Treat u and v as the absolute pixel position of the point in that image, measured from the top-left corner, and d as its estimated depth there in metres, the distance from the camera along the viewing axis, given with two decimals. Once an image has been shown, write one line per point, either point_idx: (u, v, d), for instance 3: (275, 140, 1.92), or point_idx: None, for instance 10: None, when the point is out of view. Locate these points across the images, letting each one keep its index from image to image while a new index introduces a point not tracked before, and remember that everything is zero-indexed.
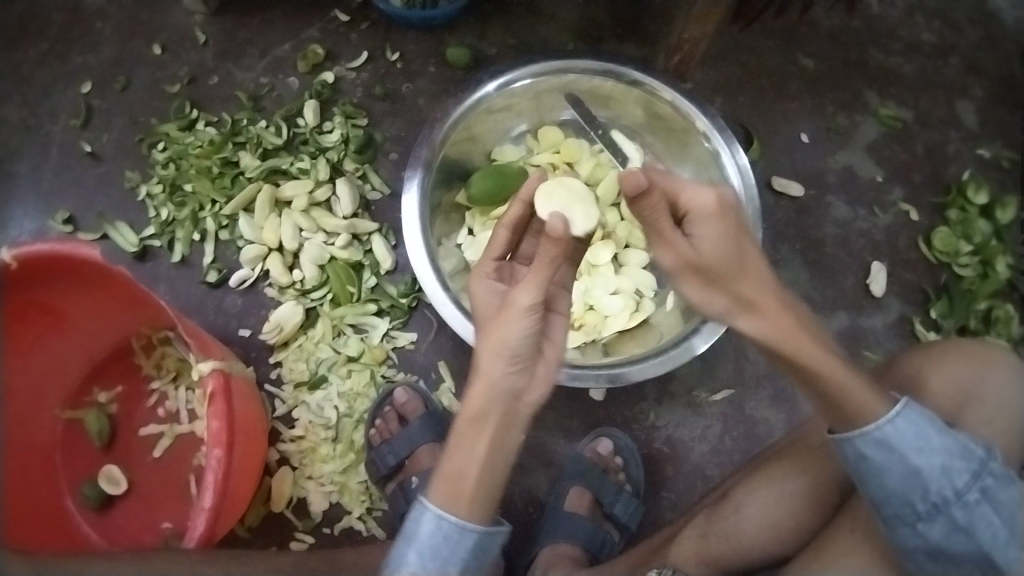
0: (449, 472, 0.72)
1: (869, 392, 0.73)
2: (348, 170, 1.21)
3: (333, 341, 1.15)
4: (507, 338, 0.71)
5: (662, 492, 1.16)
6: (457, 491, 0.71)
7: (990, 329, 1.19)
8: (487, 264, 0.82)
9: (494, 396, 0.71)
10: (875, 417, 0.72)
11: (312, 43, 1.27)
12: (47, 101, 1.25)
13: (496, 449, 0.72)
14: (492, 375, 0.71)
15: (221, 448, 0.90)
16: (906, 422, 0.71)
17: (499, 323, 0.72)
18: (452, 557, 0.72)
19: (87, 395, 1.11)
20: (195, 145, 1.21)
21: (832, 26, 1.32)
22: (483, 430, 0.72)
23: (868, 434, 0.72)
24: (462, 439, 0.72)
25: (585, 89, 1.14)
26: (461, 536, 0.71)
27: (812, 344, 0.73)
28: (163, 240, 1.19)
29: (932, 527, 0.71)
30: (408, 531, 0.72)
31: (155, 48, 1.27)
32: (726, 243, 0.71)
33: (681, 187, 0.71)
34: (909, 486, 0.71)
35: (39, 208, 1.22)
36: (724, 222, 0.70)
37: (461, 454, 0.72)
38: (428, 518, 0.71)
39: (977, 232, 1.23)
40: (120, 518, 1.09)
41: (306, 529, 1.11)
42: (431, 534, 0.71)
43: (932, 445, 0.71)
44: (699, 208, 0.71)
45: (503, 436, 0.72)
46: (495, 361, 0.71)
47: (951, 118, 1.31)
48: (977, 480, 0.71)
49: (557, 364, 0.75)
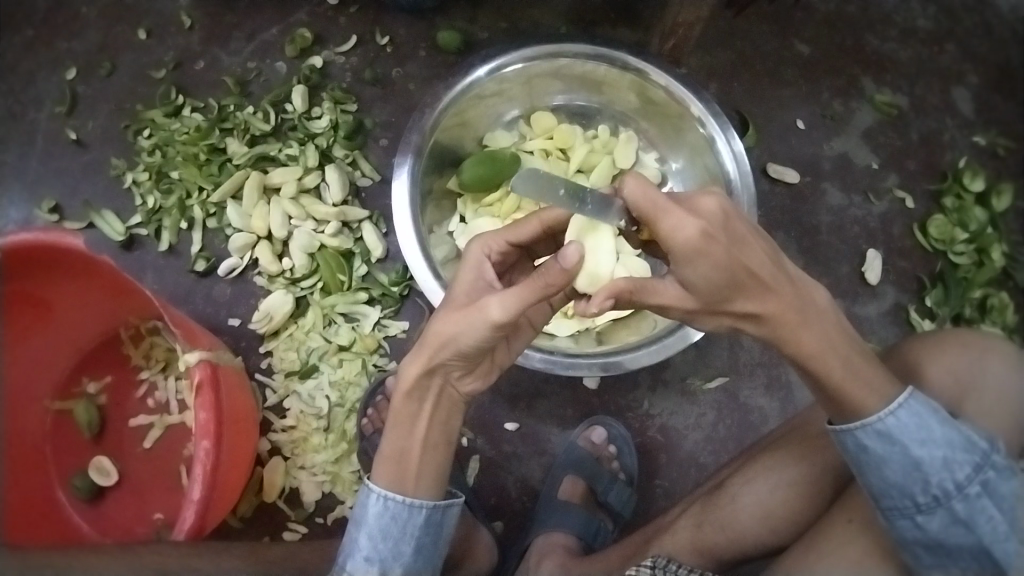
0: (389, 452, 0.78)
1: (870, 385, 0.73)
2: (338, 157, 1.19)
3: (324, 330, 1.14)
4: (460, 338, 0.70)
5: (656, 480, 1.16)
6: (401, 471, 0.78)
7: (984, 317, 1.18)
8: (498, 240, 0.78)
9: (431, 380, 0.75)
10: (876, 409, 0.73)
11: (300, 26, 1.25)
12: (31, 87, 1.23)
13: (435, 428, 0.78)
14: (434, 362, 0.72)
15: (209, 439, 0.89)
16: (908, 413, 0.72)
17: (462, 319, 0.69)
18: (404, 536, 0.77)
19: (76, 386, 1.09)
20: (182, 131, 1.19)
21: (828, 11, 1.30)
22: (420, 411, 0.77)
23: (868, 426, 0.73)
24: (400, 420, 0.77)
25: (577, 73, 1.12)
26: (411, 514, 0.77)
27: (812, 339, 0.73)
28: (150, 228, 1.17)
29: (932, 520, 0.71)
30: (359, 515, 0.78)
31: (140, 33, 1.24)
32: (716, 272, 0.66)
33: (660, 219, 0.65)
34: (909, 478, 0.71)
35: (25, 196, 1.20)
36: (710, 254, 0.65)
37: (401, 434, 0.77)
38: (374, 500, 0.77)
39: (974, 220, 1.22)
40: (112, 509, 1.08)
41: (298, 519, 1.11)
42: (380, 516, 0.77)
43: (934, 437, 0.71)
44: (682, 246, 0.65)
45: (441, 416, 0.78)
46: (444, 352, 0.71)
47: (948, 104, 1.29)
48: (979, 473, 0.70)
49: (500, 365, 0.81)
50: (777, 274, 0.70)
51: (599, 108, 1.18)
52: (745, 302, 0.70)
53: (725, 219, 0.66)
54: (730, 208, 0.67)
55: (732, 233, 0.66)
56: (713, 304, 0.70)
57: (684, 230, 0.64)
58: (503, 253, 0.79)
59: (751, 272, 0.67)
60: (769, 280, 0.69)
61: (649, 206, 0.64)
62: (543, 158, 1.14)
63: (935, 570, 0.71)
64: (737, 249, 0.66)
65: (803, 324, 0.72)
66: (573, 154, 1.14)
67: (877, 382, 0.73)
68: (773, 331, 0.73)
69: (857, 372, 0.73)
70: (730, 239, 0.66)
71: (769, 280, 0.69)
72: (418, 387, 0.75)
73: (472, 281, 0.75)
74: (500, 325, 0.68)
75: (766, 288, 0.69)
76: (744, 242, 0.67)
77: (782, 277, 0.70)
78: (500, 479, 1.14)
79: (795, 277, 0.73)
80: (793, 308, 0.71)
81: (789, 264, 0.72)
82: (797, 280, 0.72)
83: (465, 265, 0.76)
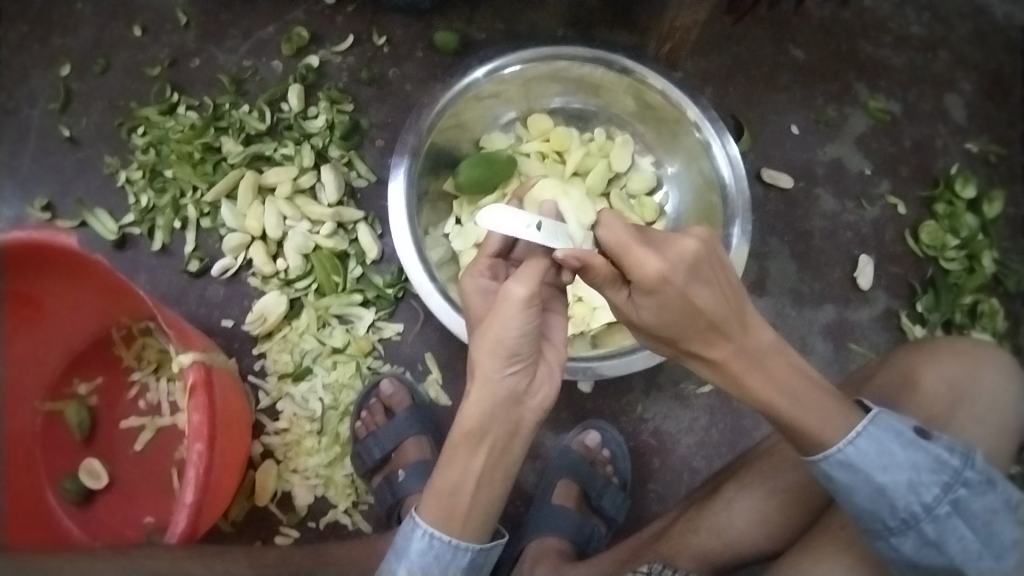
0: (442, 488, 0.73)
1: (825, 417, 0.72)
2: (333, 158, 1.18)
3: (318, 331, 1.13)
4: (503, 337, 0.69)
5: (649, 484, 1.16)
6: (451, 507, 0.73)
7: (975, 322, 1.21)
8: (485, 260, 0.79)
9: (493, 414, 0.71)
10: (836, 440, 0.72)
11: (297, 25, 1.24)
12: (23, 84, 1.22)
13: (495, 459, 0.73)
14: (490, 378, 0.70)
15: (202, 442, 0.88)
16: (868, 441, 0.72)
17: (495, 319, 0.70)
18: (445, 574, 0.75)
19: (67, 386, 1.08)
20: (176, 129, 1.18)
21: (823, 17, 1.30)
22: (481, 446, 0.72)
23: (831, 457, 0.72)
24: (457, 454, 0.73)
25: (575, 77, 1.12)
26: (455, 554, 0.74)
27: (759, 382, 0.71)
28: (144, 227, 1.16)
29: (904, 542, 0.71)
30: (399, 546, 0.75)
31: (135, 30, 1.23)
32: (665, 309, 0.68)
33: (625, 254, 0.67)
34: (877, 503, 0.71)
35: (17, 194, 1.19)
36: (659, 296, 0.67)
37: (454, 469, 0.73)
38: (419, 534, 0.74)
39: (965, 226, 1.24)
40: (102, 512, 1.08)
41: (291, 523, 1.10)
42: (422, 552, 0.74)
43: (897, 461, 0.71)
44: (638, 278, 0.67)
45: (501, 446, 0.73)
46: (493, 361, 0.70)
47: (941, 112, 1.30)
48: (948, 492, 0.70)
49: (559, 364, 0.76)
50: (734, 328, 0.69)
51: (596, 111, 1.18)
52: (698, 347, 0.70)
53: (690, 263, 0.67)
54: (705, 253, 0.68)
55: (694, 277, 0.67)
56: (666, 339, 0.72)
57: (641, 270, 0.66)
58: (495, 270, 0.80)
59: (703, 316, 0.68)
60: (726, 328, 0.68)
61: (616, 243, 0.68)
62: (539, 161, 1.14)
63: None
64: (696, 287, 0.67)
65: (748, 366, 0.70)
66: (569, 157, 1.14)
67: (831, 413, 0.72)
68: (724, 378, 0.72)
69: (809, 404, 0.72)
70: (689, 282, 0.67)
71: (725, 327, 0.68)
72: (482, 424, 0.71)
73: (484, 300, 0.76)
74: (529, 302, 0.69)
75: (719, 336, 0.69)
76: (705, 286, 0.67)
77: (741, 325, 0.69)
78: None
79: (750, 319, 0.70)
80: (750, 355, 0.70)
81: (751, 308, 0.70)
82: (760, 326, 0.71)
83: (467, 285, 0.78)
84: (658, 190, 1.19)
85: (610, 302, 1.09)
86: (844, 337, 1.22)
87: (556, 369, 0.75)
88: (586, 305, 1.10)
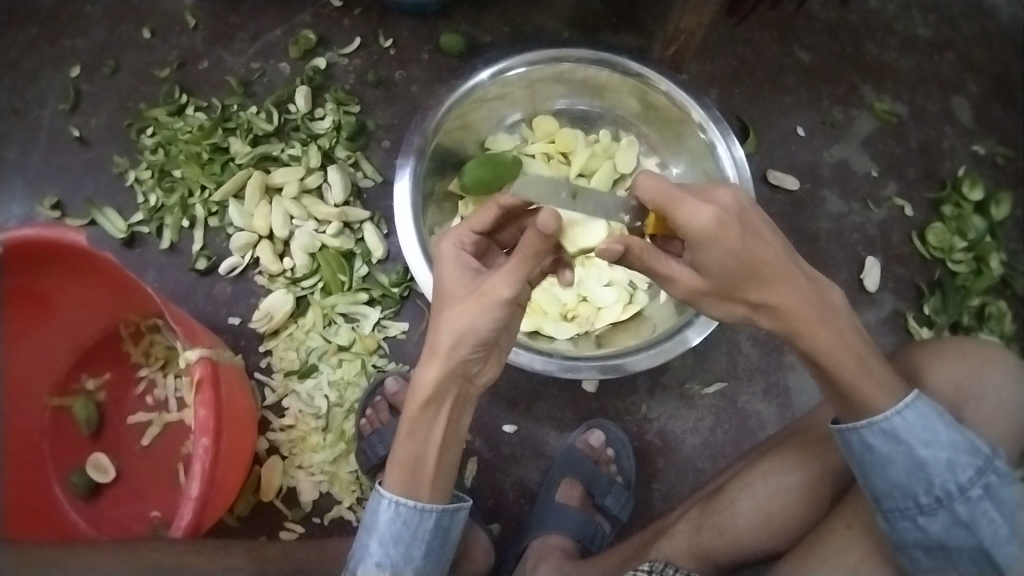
0: (404, 459, 0.75)
1: (881, 384, 0.74)
2: (340, 158, 1.19)
3: (324, 330, 1.14)
4: (476, 326, 0.71)
5: (654, 484, 1.16)
6: (415, 477, 0.76)
7: (983, 325, 1.21)
8: (467, 234, 0.79)
9: (449, 383, 0.74)
10: (883, 409, 0.73)
11: (304, 28, 1.25)
12: (34, 85, 1.23)
13: (452, 426, 0.76)
14: (455, 360, 0.72)
15: (208, 437, 0.89)
16: (914, 414, 0.72)
17: (469, 307, 0.71)
18: (415, 541, 0.76)
19: (75, 382, 1.10)
20: (184, 130, 1.19)
21: (828, 20, 1.31)
22: (438, 414, 0.75)
23: (875, 425, 0.73)
24: (417, 426, 0.75)
25: (580, 78, 1.13)
26: (422, 518, 0.76)
27: (829, 337, 0.74)
28: (152, 226, 1.18)
29: (933, 521, 0.71)
30: (369, 521, 0.77)
31: (145, 32, 1.25)
32: (729, 254, 0.69)
33: (678, 205, 0.68)
34: (913, 478, 0.72)
35: (27, 193, 1.20)
36: (724, 239, 0.68)
37: (416, 442, 0.75)
38: (385, 504, 0.75)
39: (973, 228, 1.24)
40: (108, 507, 1.08)
41: (295, 518, 1.11)
42: (391, 522, 0.75)
43: (939, 438, 0.71)
44: (692, 231, 0.68)
45: (456, 415, 0.76)
46: (459, 349, 0.72)
47: (947, 114, 1.30)
48: (982, 477, 0.71)
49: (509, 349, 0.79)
50: (793, 266, 0.72)
51: (601, 113, 1.19)
52: (763, 293, 0.72)
53: (737, 211, 0.69)
54: (744, 204, 0.71)
55: (744, 222, 0.69)
56: (726, 290, 0.73)
57: (699, 216, 0.68)
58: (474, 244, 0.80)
59: (762, 259, 0.70)
60: (783, 268, 0.71)
61: (664, 198, 0.68)
62: (545, 162, 1.15)
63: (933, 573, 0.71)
64: (748, 233, 0.69)
65: (819, 320, 0.73)
66: (574, 159, 1.14)
67: (886, 380, 0.74)
68: (787, 324, 0.74)
69: (869, 370, 0.74)
70: (744, 229, 0.69)
71: (781, 268, 0.71)
72: (436, 393, 0.74)
73: (460, 274, 0.75)
74: (510, 301, 0.70)
75: (780, 279, 0.71)
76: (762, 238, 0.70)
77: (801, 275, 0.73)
78: (498, 481, 1.14)
79: (810, 275, 0.75)
80: (807, 298, 0.73)
81: (802, 261, 0.74)
82: (822, 285, 0.75)
83: (442, 259, 0.77)
84: None
85: (615, 300, 1.09)
86: None
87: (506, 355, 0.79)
88: (591, 304, 1.09)
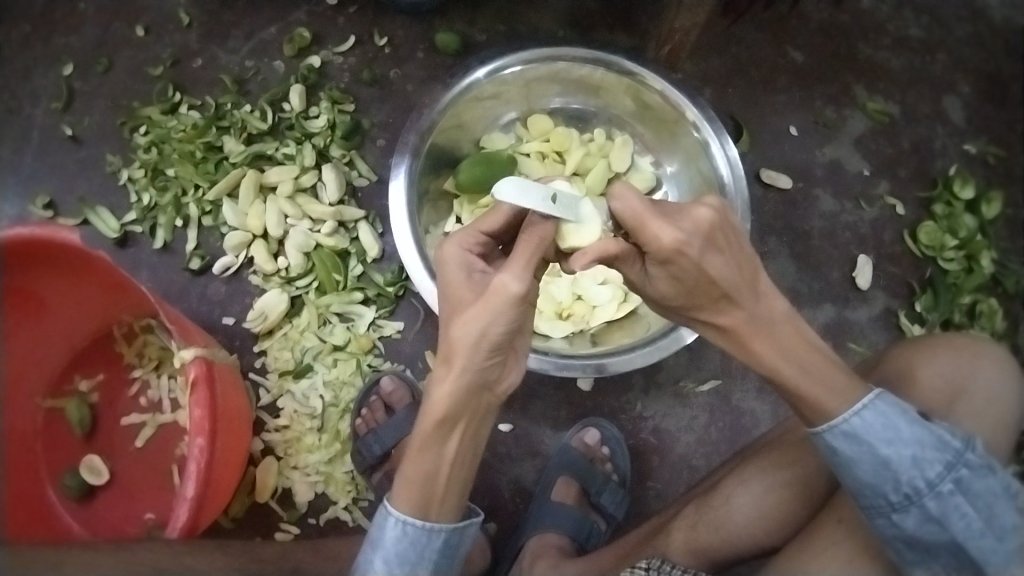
0: (415, 478, 0.74)
1: (831, 389, 0.73)
2: (334, 157, 1.19)
3: (319, 329, 1.14)
4: (489, 332, 0.68)
5: (649, 482, 1.16)
6: (426, 496, 0.74)
7: (974, 322, 1.22)
8: (473, 234, 0.76)
9: (465, 399, 0.71)
10: (841, 412, 0.73)
11: (299, 26, 1.25)
12: (27, 83, 1.22)
13: (464, 443, 0.74)
14: (468, 368, 0.69)
15: (204, 437, 0.89)
16: (874, 414, 0.72)
17: (481, 308, 0.68)
18: (422, 559, 0.76)
19: (68, 383, 1.09)
20: (178, 129, 1.19)
21: (822, 20, 1.32)
22: (451, 432, 0.73)
23: (835, 428, 0.73)
24: (427, 443, 0.73)
25: (575, 78, 1.13)
26: (430, 538, 0.75)
27: (766, 349, 0.73)
28: (145, 225, 1.17)
29: (907, 518, 0.71)
30: (375, 537, 0.76)
31: (138, 30, 1.24)
32: (684, 276, 0.69)
33: (643, 223, 0.68)
34: (880, 478, 0.72)
35: (19, 192, 1.19)
36: (679, 264, 0.68)
37: (427, 459, 0.73)
38: (393, 524, 0.75)
39: (963, 226, 1.25)
40: (102, 508, 1.08)
41: (291, 519, 1.10)
42: (397, 541, 0.75)
43: (901, 436, 0.71)
44: (655, 246, 0.68)
45: (472, 430, 0.74)
46: (473, 355, 0.69)
47: (939, 114, 1.31)
48: (951, 472, 0.70)
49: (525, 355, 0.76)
50: (751, 282, 0.72)
51: (596, 112, 1.19)
52: (709, 311, 0.73)
53: (705, 233, 0.68)
54: (720, 225, 0.69)
55: (707, 243, 0.68)
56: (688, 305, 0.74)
57: (657, 240, 0.67)
58: (482, 246, 0.78)
59: (715, 283, 0.69)
60: (738, 289, 0.70)
61: (632, 215, 0.68)
62: (539, 161, 1.15)
63: (917, 566, 0.72)
64: (712, 255, 0.69)
65: (759, 333, 0.73)
66: (569, 158, 1.15)
67: (839, 386, 0.73)
68: (728, 338, 0.74)
69: (816, 375, 0.73)
70: (705, 249, 0.68)
71: (734, 290, 0.70)
72: (451, 409, 0.71)
73: (464, 276, 0.73)
74: (521, 299, 0.68)
75: (726, 298, 0.71)
76: (723, 256, 0.69)
77: (753, 293, 0.72)
78: (494, 480, 1.14)
79: (761, 290, 0.73)
80: (755, 315, 0.72)
81: (762, 279, 0.73)
82: (772, 297, 0.74)
83: (445, 263, 0.75)
84: (657, 189, 1.19)
85: (610, 298, 1.09)
86: (842, 336, 1.23)
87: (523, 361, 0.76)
88: (587, 303, 1.09)
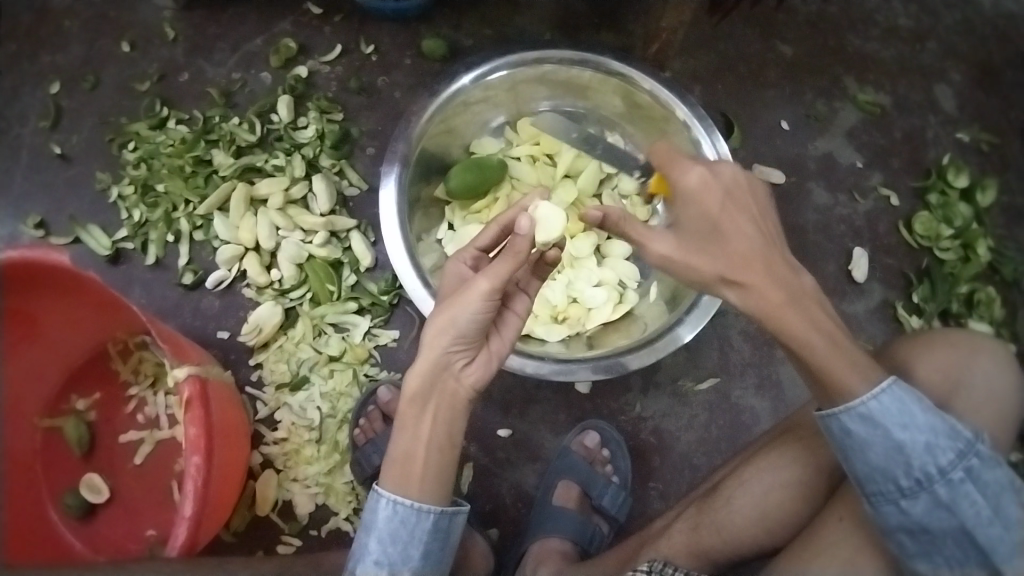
0: (396, 455, 0.73)
1: (853, 365, 0.72)
2: (325, 167, 1.19)
3: (314, 341, 1.13)
4: (457, 319, 0.73)
5: (651, 483, 1.16)
6: (405, 474, 0.73)
7: (972, 311, 1.21)
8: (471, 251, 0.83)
9: (433, 381, 0.73)
10: (860, 393, 0.72)
11: (285, 36, 1.25)
12: (14, 103, 1.22)
13: (441, 428, 0.74)
14: (437, 349, 0.73)
15: (199, 455, 0.88)
16: (891, 399, 0.71)
17: (454, 302, 0.73)
18: (412, 540, 0.73)
19: (64, 403, 1.09)
20: (166, 144, 1.18)
21: (809, 14, 1.31)
22: (426, 409, 0.74)
23: (851, 409, 0.72)
24: (406, 419, 0.74)
25: (562, 80, 1.12)
26: (418, 518, 0.73)
27: (797, 320, 0.73)
28: (137, 242, 1.17)
29: (915, 504, 0.71)
30: (367, 520, 0.74)
31: (124, 46, 1.24)
32: (703, 216, 0.76)
33: (676, 167, 0.78)
34: (891, 461, 0.71)
35: (9, 212, 1.19)
36: (704, 201, 0.76)
37: (404, 436, 0.73)
38: (383, 504, 0.72)
39: (959, 215, 1.25)
40: (103, 527, 1.08)
41: (293, 532, 1.10)
42: (388, 520, 0.72)
43: (916, 422, 0.70)
44: (683, 182, 0.77)
45: (445, 415, 0.74)
46: (445, 336, 0.73)
47: (930, 102, 1.31)
48: (963, 460, 0.70)
49: (500, 357, 0.78)
50: (770, 248, 0.74)
51: (585, 113, 1.19)
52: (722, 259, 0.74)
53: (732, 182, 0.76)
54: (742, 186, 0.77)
55: (732, 192, 0.76)
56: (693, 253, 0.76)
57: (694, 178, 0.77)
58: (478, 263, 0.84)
59: (738, 224, 0.74)
60: (758, 250, 0.74)
61: (668, 159, 0.79)
62: (530, 164, 1.14)
63: (920, 557, 0.71)
64: (731, 204, 0.76)
65: (790, 304, 0.73)
66: (560, 160, 1.12)
67: (860, 364, 0.73)
68: (753, 302, 0.74)
69: (838, 346, 0.73)
70: (727, 198, 0.76)
71: (757, 237, 0.74)
72: (422, 387, 0.73)
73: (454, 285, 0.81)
74: (490, 296, 0.72)
75: (749, 249, 0.74)
76: (741, 205, 0.76)
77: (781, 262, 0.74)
78: (495, 486, 1.14)
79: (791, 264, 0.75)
80: (778, 279, 0.73)
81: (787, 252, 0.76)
82: (799, 271, 0.75)
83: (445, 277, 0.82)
84: None
85: (606, 301, 1.09)
86: None
87: (493, 359, 0.77)
88: (582, 307, 1.09)
